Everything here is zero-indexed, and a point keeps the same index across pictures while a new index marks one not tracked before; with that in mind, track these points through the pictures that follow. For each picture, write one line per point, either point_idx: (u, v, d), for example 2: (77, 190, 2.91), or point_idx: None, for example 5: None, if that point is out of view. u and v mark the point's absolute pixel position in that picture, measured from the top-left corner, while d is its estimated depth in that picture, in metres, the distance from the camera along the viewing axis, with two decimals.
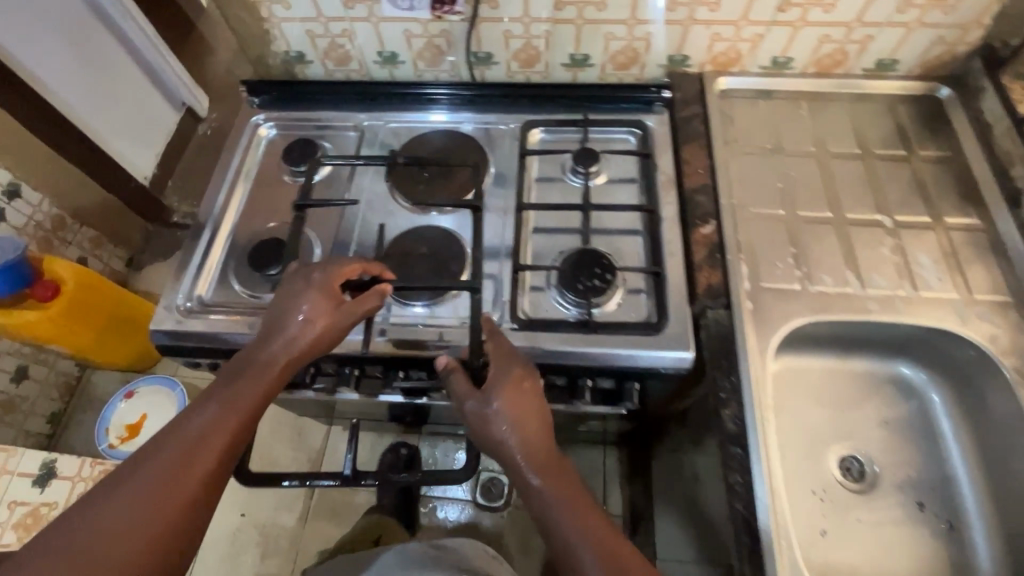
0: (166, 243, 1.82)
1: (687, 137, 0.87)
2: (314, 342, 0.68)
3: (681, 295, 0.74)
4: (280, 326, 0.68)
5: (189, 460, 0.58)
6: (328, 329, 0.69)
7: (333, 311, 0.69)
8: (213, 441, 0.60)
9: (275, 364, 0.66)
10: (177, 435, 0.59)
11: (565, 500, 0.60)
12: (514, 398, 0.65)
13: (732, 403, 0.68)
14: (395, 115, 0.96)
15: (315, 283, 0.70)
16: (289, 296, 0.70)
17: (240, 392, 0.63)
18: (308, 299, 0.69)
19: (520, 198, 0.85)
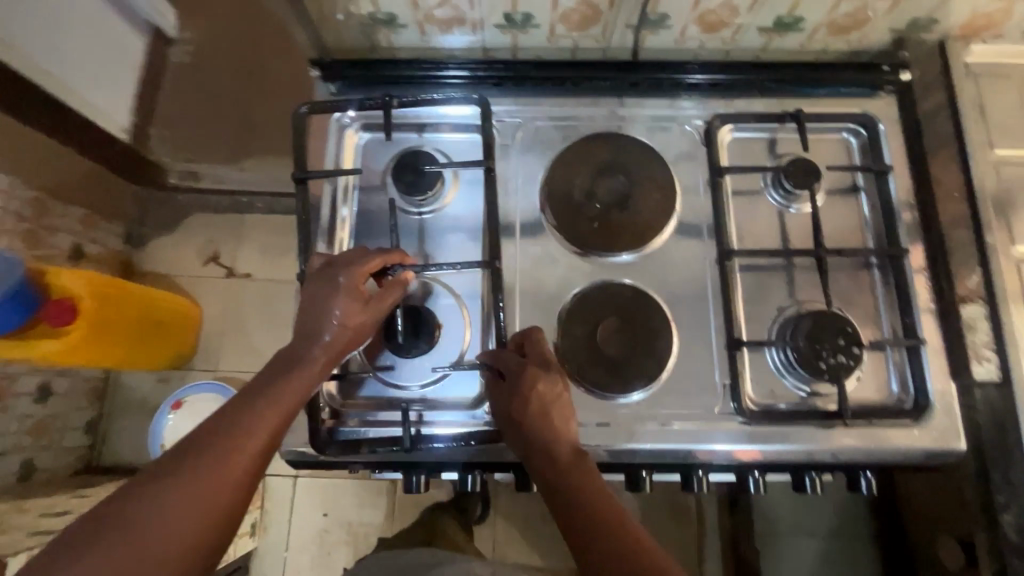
0: (168, 212, 1.53)
1: (929, 143, 0.67)
2: (346, 343, 0.59)
3: (945, 372, 0.61)
4: (309, 325, 0.58)
5: (218, 463, 0.47)
6: (359, 330, 0.59)
7: (361, 310, 0.59)
8: (250, 443, 0.49)
9: (313, 363, 0.56)
10: (204, 434, 0.49)
11: (613, 521, 0.49)
12: (539, 408, 0.57)
13: (1014, 507, 0.58)
14: (537, 110, 0.72)
15: (341, 278, 0.59)
16: (313, 298, 0.59)
17: (279, 390, 0.53)
18: (340, 295, 0.58)
19: (724, 238, 0.66)
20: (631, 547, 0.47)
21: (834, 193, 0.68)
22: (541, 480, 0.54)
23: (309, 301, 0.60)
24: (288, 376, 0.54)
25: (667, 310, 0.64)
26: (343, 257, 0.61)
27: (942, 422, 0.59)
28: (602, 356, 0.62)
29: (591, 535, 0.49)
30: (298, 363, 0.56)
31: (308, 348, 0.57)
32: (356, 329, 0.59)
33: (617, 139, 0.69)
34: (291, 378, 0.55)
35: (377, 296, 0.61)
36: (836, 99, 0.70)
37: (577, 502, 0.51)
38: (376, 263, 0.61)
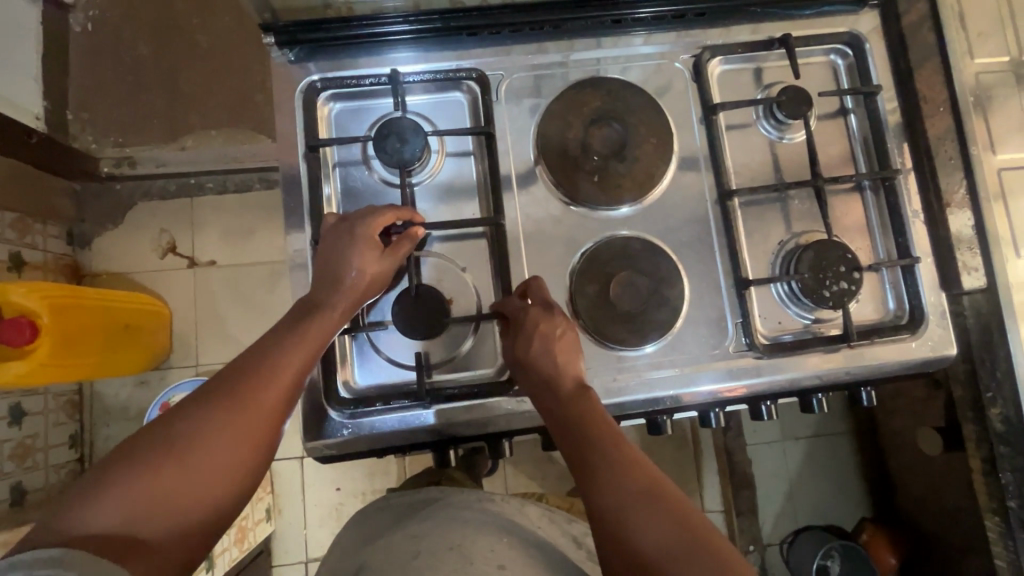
0: (110, 204, 1.41)
1: (916, 58, 0.67)
2: (366, 293, 0.58)
3: (937, 286, 0.64)
4: (329, 275, 0.57)
5: (239, 404, 0.47)
6: (378, 280, 0.58)
7: (378, 260, 0.58)
8: (271, 387, 0.49)
9: (331, 311, 0.55)
10: (226, 376, 0.49)
11: (605, 440, 0.51)
12: (540, 346, 0.58)
13: (1000, 401, 0.64)
14: (519, 58, 0.67)
15: (357, 230, 0.58)
16: (329, 250, 0.58)
17: (298, 336, 0.53)
18: (356, 245, 0.57)
19: (723, 178, 0.65)
20: (618, 464, 0.48)
21: (825, 118, 0.68)
22: (544, 410, 0.56)
23: (325, 253, 0.58)
24: (309, 322, 0.54)
25: (674, 256, 0.64)
26: (357, 211, 0.60)
27: (936, 333, 0.63)
28: (616, 310, 0.62)
29: (583, 455, 0.50)
30: (318, 310, 0.55)
31: (329, 295, 0.56)
32: (373, 279, 0.58)
33: (607, 84, 0.66)
34: (316, 316, 0.55)
35: (392, 248, 0.59)
36: (822, 18, 0.68)
37: (574, 426, 0.53)
38: (386, 217, 0.59)
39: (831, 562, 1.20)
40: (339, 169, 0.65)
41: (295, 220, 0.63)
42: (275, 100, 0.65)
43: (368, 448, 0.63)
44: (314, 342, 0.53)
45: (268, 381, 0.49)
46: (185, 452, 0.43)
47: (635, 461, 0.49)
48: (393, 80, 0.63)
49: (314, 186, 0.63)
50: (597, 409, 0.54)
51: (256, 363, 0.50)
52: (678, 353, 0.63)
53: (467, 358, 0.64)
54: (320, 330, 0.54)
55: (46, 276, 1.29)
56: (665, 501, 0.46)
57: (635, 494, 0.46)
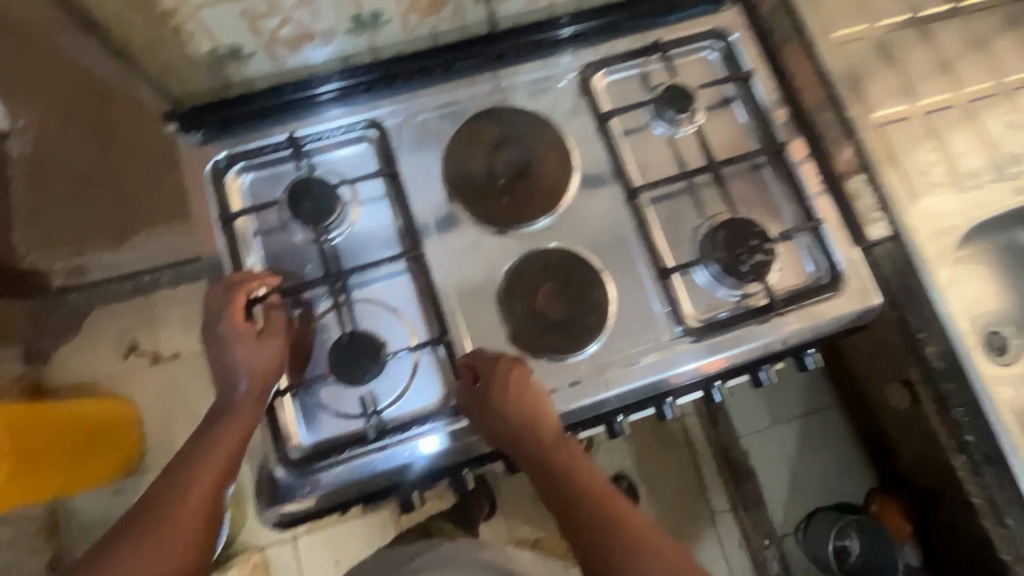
0: (67, 316, 1.42)
1: (780, 40, 0.72)
2: (269, 380, 0.59)
3: (848, 241, 0.66)
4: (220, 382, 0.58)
5: (165, 525, 0.51)
6: (269, 363, 0.59)
7: (256, 346, 0.59)
8: (186, 503, 0.52)
9: (239, 411, 0.57)
10: (153, 498, 0.53)
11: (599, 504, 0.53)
12: (515, 395, 0.57)
13: (933, 338, 0.65)
14: (417, 103, 0.70)
15: (222, 329, 0.59)
16: (220, 356, 0.59)
17: (214, 441, 0.56)
18: (229, 342, 0.58)
19: (627, 179, 0.68)
20: (617, 531, 0.52)
21: (711, 108, 0.72)
22: (530, 469, 0.56)
23: (216, 361, 0.59)
24: (221, 428, 0.56)
25: (597, 260, 0.66)
26: (215, 310, 0.60)
27: (856, 287, 0.65)
28: (549, 322, 0.63)
29: (580, 520, 0.53)
30: (227, 416, 0.57)
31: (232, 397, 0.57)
32: (264, 371, 0.58)
33: (501, 114, 0.69)
34: (231, 419, 0.57)
35: (267, 327, 0.60)
36: (690, 20, 0.73)
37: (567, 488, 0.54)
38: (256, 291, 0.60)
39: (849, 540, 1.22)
40: (258, 237, 0.67)
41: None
42: (186, 182, 0.66)
43: (332, 504, 0.62)
44: (232, 445, 0.56)
45: (181, 499, 0.52)
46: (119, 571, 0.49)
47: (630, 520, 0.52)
48: (290, 143, 0.65)
49: (236, 256, 0.65)
50: (582, 466, 0.56)
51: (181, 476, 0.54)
52: (619, 353, 0.63)
53: (414, 394, 0.63)
54: (234, 432, 0.56)
55: (7, 398, 1.27)
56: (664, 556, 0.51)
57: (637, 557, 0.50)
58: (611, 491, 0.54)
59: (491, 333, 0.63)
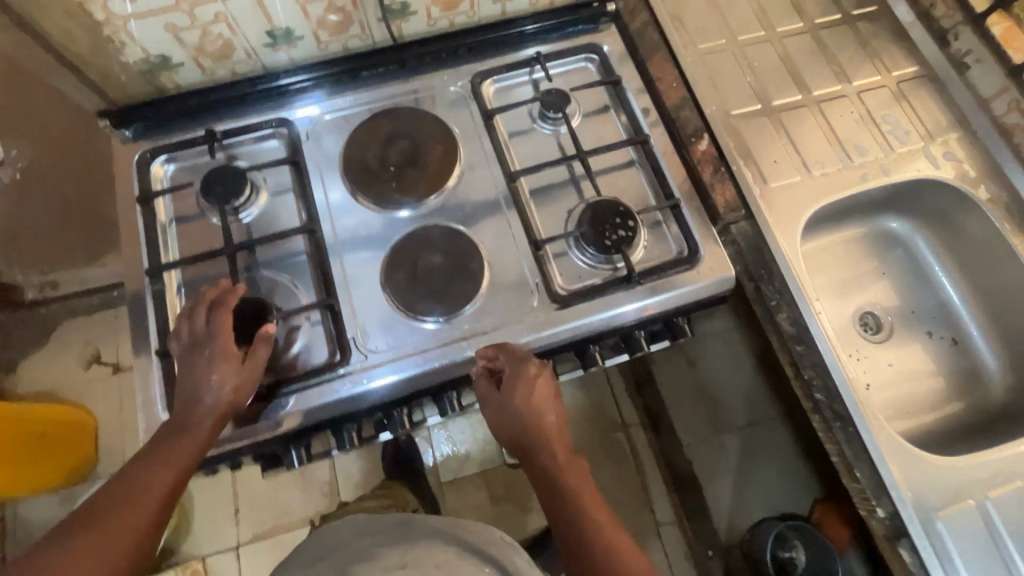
0: (36, 328, 1.49)
1: (648, 52, 0.82)
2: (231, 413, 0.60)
3: (705, 220, 0.73)
4: (189, 399, 0.59)
5: (108, 534, 0.52)
6: (240, 395, 0.60)
7: (237, 370, 0.60)
8: (133, 513, 0.54)
9: (201, 426, 0.58)
10: (102, 505, 0.54)
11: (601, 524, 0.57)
12: (539, 403, 0.62)
13: (784, 306, 0.71)
14: (328, 106, 0.81)
15: (213, 345, 0.61)
16: (195, 371, 0.60)
17: (170, 455, 0.57)
18: (214, 362, 0.60)
19: (506, 166, 0.76)
20: (619, 561, 0.54)
21: (588, 110, 0.82)
22: (540, 481, 0.60)
23: (189, 374, 0.60)
24: (180, 442, 0.57)
25: (476, 238, 0.73)
26: (213, 325, 0.62)
27: (712, 260, 0.71)
28: (429, 288, 0.69)
29: (585, 533, 0.56)
30: (187, 429, 0.58)
31: (195, 415, 0.59)
32: (234, 391, 0.59)
33: (397, 113, 0.78)
34: (192, 435, 0.58)
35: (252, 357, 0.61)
36: (570, 37, 0.84)
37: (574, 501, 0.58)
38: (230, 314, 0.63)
39: (794, 551, 1.14)
40: (174, 220, 0.74)
41: (137, 295, 0.69)
42: (115, 172, 0.75)
43: (216, 455, 0.65)
44: (189, 460, 0.57)
45: (130, 509, 0.54)
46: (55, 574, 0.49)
47: (625, 543, 0.56)
48: (208, 137, 0.74)
49: (150, 231, 0.71)
50: (585, 485, 0.60)
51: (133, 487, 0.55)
52: (491, 318, 0.69)
53: (301, 355, 0.68)
54: (193, 447, 0.58)
55: None
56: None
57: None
58: (615, 521, 0.58)
59: (376, 301, 0.70)
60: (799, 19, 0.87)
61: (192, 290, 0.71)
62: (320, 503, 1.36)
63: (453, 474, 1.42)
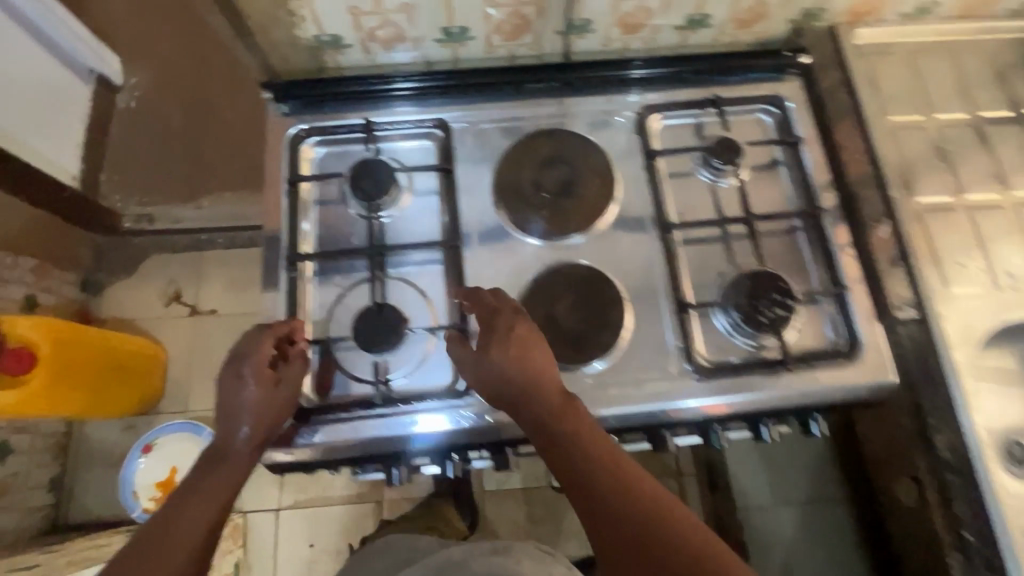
0: (125, 256, 1.51)
1: (834, 115, 0.76)
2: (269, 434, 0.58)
3: (871, 316, 0.67)
4: (219, 435, 0.55)
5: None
6: (277, 412, 0.58)
7: (277, 386, 0.59)
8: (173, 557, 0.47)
9: (241, 453, 0.55)
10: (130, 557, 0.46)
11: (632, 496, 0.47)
12: (519, 352, 0.56)
13: (945, 429, 0.65)
14: (485, 114, 0.76)
15: (244, 370, 0.58)
16: (228, 396, 0.57)
17: (209, 486, 0.52)
18: (246, 385, 0.57)
19: (664, 215, 0.71)
20: (658, 529, 0.45)
21: (757, 166, 0.76)
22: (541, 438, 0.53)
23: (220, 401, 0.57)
24: (217, 473, 0.53)
25: (621, 285, 0.69)
26: (241, 350, 0.59)
27: (873, 361, 0.65)
28: (564, 331, 0.66)
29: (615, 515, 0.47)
30: (223, 462, 0.54)
31: (229, 450, 0.55)
32: (271, 409, 0.58)
33: (558, 135, 0.74)
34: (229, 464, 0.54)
35: (285, 372, 0.61)
36: (750, 83, 0.78)
37: (592, 472, 0.49)
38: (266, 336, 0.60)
39: None
40: (316, 206, 0.73)
41: (272, 277, 0.68)
42: (265, 144, 0.73)
43: (325, 459, 0.64)
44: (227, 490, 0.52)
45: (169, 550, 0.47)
46: None
47: (669, 514, 0.46)
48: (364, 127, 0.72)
49: (293, 215, 0.70)
50: (601, 443, 0.51)
51: (162, 528, 0.48)
52: (628, 375, 0.65)
53: (422, 373, 0.66)
54: (232, 478, 0.53)
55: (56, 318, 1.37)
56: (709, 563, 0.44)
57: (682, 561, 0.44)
58: (639, 472, 0.50)
59: None
60: (1009, 107, 0.78)
61: (325, 283, 0.70)
62: (364, 484, 1.37)
63: (497, 485, 1.40)
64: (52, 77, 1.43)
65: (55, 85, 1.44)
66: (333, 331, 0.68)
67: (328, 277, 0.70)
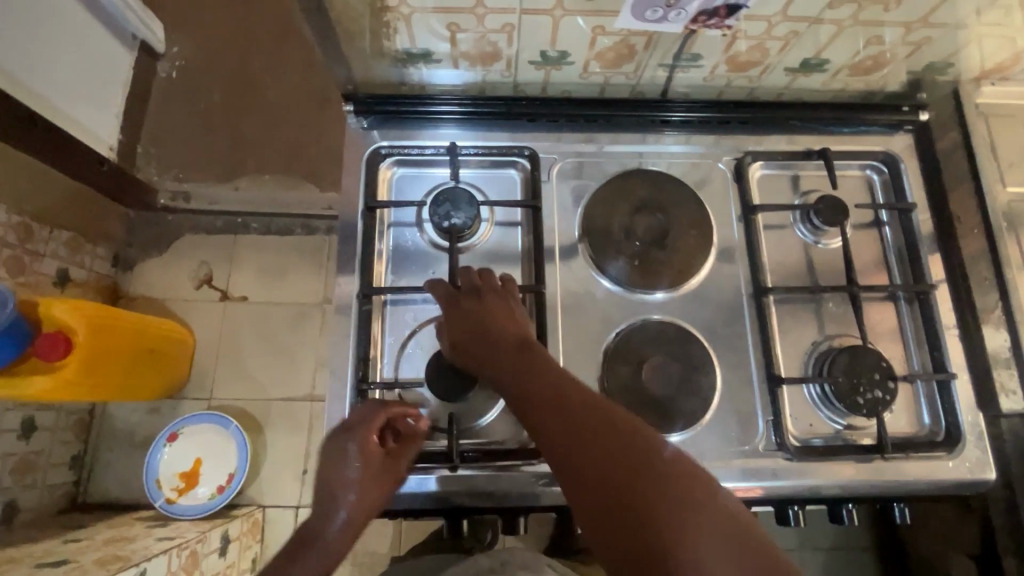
0: (157, 233, 1.47)
1: (949, 181, 0.71)
2: (370, 517, 0.59)
3: (973, 406, 0.64)
4: (325, 510, 0.60)
5: None
6: (380, 494, 0.58)
7: (381, 470, 0.58)
8: None
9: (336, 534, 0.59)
10: None
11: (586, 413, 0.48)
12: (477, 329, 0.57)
13: None
14: (571, 144, 0.73)
15: (349, 447, 0.59)
16: (336, 473, 0.59)
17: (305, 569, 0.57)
18: (351, 465, 0.58)
19: (759, 277, 0.67)
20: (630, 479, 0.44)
21: (860, 227, 0.71)
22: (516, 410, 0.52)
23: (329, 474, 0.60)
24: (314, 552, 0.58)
25: (708, 345, 0.66)
26: (353, 429, 0.59)
27: (974, 457, 0.62)
28: (648, 395, 0.62)
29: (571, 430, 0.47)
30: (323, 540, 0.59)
31: (329, 530, 0.59)
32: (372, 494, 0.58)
33: (650, 176, 0.70)
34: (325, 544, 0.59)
35: (392, 453, 0.59)
36: (859, 136, 0.73)
37: (545, 407, 0.49)
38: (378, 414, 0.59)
39: None
40: (392, 231, 0.70)
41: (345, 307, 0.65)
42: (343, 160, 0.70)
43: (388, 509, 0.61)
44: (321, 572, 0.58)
45: None
46: None
47: (631, 429, 0.47)
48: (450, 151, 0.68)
49: (368, 241, 0.67)
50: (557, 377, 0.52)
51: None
52: (713, 446, 0.62)
53: (493, 424, 0.64)
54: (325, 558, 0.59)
55: (86, 294, 1.34)
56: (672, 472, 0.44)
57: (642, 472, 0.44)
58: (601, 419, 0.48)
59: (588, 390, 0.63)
60: None
61: (397, 315, 0.67)
62: None
63: None
64: (96, 42, 1.37)
65: (98, 51, 1.38)
66: (403, 370, 0.65)
67: (400, 310, 0.67)
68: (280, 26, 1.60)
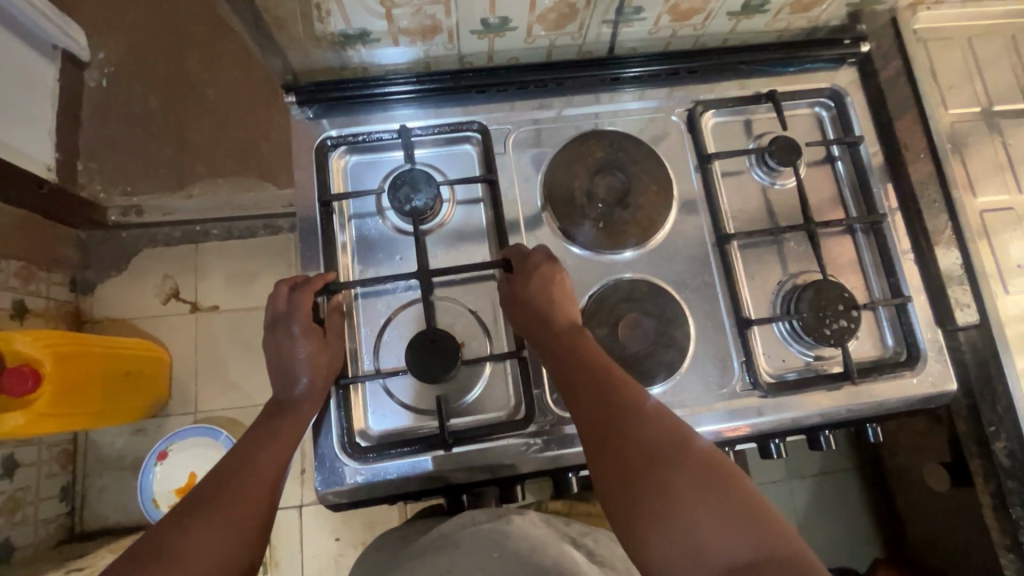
0: (114, 251, 1.42)
1: (895, 109, 0.73)
2: (328, 366, 0.61)
3: (932, 324, 0.67)
4: (285, 377, 0.60)
5: (222, 507, 0.50)
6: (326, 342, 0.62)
7: (319, 341, 0.61)
8: (249, 488, 0.52)
9: (301, 406, 0.59)
10: (207, 491, 0.51)
11: (618, 395, 0.51)
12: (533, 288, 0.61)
13: (1004, 435, 0.67)
14: (526, 112, 0.72)
15: (293, 328, 0.61)
16: (276, 349, 0.61)
17: (275, 432, 0.58)
18: (297, 342, 0.61)
19: (722, 226, 0.68)
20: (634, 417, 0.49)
21: (814, 164, 0.73)
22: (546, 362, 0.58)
23: (274, 355, 0.61)
24: (284, 419, 0.59)
25: (679, 297, 0.67)
26: (281, 311, 0.62)
27: (936, 370, 0.65)
28: (626, 353, 0.64)
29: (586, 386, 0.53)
30: (288, 409, 0.59)
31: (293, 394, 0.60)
32: (322, 359, 0.61)
33: (607, 137, 0.70)
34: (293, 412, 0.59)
35: (328, 326, 0.63)
36: (806, 74, 0.74)
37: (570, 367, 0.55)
38: (282, 291, 0.63)
39: None
40: (354, 219, 0.69)
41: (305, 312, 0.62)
42: (293, 154, 0.69)
43: (386, 495, 0.63)
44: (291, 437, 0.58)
45: (243, 484, 0.52)
46: (182, 552, 0.46)
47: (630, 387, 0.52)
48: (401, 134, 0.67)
49: (330, 235, 0.66)
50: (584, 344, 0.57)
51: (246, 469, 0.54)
52: (698, 397, 0.64)
53: (479, 398, 0.65)
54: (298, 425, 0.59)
55: (49, 322, 1.30)
56: (731, 493, 0.44)
57: (651, 458, 0.47)
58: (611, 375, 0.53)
59: None
60: None
61: (369, 305, 0.67)
62: None
63: None
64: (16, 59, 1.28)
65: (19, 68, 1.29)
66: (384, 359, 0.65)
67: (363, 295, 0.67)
68: (211, 19, 1.52)
